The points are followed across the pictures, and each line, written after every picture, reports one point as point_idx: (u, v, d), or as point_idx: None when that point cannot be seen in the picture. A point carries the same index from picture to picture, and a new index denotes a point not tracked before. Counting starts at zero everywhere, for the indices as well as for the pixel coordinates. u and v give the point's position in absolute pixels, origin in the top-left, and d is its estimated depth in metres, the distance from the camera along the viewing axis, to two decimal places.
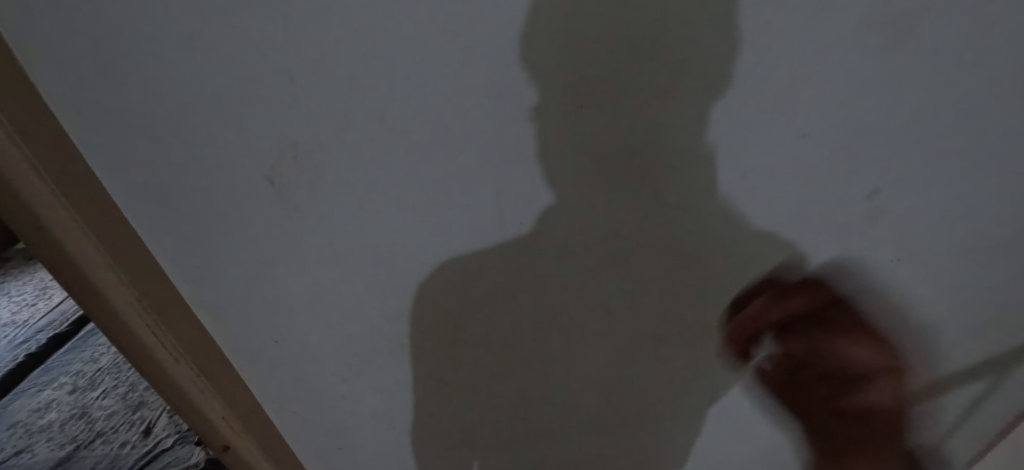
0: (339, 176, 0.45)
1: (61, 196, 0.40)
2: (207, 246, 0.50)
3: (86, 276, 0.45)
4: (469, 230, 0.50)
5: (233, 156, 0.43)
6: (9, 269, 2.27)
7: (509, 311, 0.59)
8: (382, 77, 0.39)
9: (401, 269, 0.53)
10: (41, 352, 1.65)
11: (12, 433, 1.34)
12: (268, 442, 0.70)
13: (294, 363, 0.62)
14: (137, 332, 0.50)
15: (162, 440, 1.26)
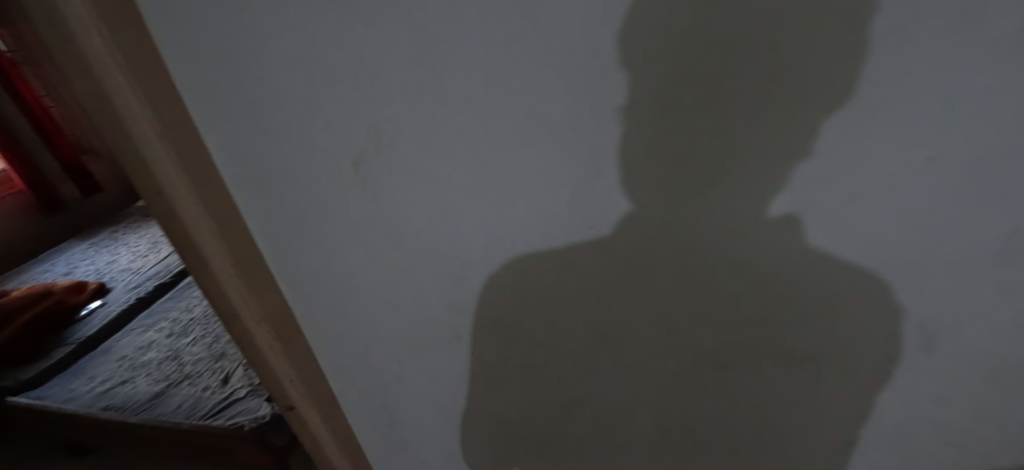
0: (415, 165, 0.47)
1: (181, 168, 0.48)
2: (292, 223, 0.55)
3: (193, 238, 0.52)
4: (537, 230, 0.49)
5: (322, 142, 0.47)
6: (130, 224, 2.67)
7: (567, 317, 0.57)
8: (461, 74, 0.40)
9: (465, 262, 0.53)
10: (148, 297, 1.92)
11: (121, 364, 1.56)
12: (326, 409, 0.75)
13: (355, 340, 0.65)
14: (229, 293, 0.57)
15: (237, 389, 1.39)
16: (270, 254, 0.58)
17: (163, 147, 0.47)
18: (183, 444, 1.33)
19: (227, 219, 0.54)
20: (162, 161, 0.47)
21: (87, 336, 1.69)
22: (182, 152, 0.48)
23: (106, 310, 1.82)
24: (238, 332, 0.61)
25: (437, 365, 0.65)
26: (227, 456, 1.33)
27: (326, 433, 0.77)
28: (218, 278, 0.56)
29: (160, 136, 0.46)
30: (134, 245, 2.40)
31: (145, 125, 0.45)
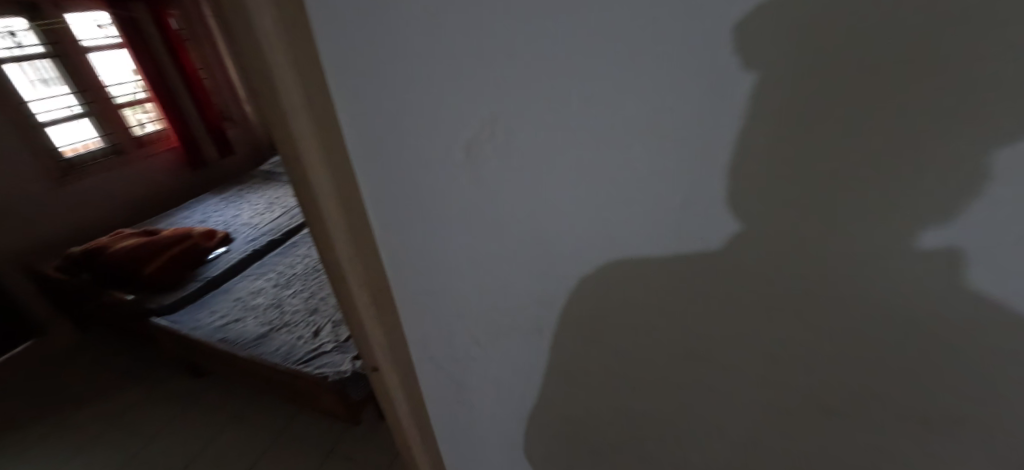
0: (526, 157, 0.47)
1: (319, 145, 0.55)
2: (400, 202, 0.59)
3: (318, 207, 0.59)
4: (643, 238, 0.47)
5: (438, 127, 0.49)
6: (254, 184, 3.07)
7: (657, 330, 0.54)
8: (588, 71, 0.40)
9: (563, 257, 0.53)
10: (262, 250, 2.19)
11: (237, 305, 1.81)
12: (406, 375, 0.80)
13: (440, 318, 0.69)
14: (341, 262, 0.63)
15: (326, 343, 1.54)
16: (378, 228, 0.63)
17: (307, 126, 0.53)
18: (278, 382, 1.51)
19: (348, 192, 0.59)
20: (306, 137, 0.53)
21: (213, 276, 1.98)
22: (322, 130, 0.54)
23: (230, 256, 2.12)
24: (343, 296, 0.68)
25: (515, 353, 0.67)
26: (311, 401, 1.49)
27: (403, 397, 0.83)
28: (334, 246, 0.62)
29: (307, 116, 0.52)
30: (255, 202, 2.76)
31: (296, 106, 0.51)
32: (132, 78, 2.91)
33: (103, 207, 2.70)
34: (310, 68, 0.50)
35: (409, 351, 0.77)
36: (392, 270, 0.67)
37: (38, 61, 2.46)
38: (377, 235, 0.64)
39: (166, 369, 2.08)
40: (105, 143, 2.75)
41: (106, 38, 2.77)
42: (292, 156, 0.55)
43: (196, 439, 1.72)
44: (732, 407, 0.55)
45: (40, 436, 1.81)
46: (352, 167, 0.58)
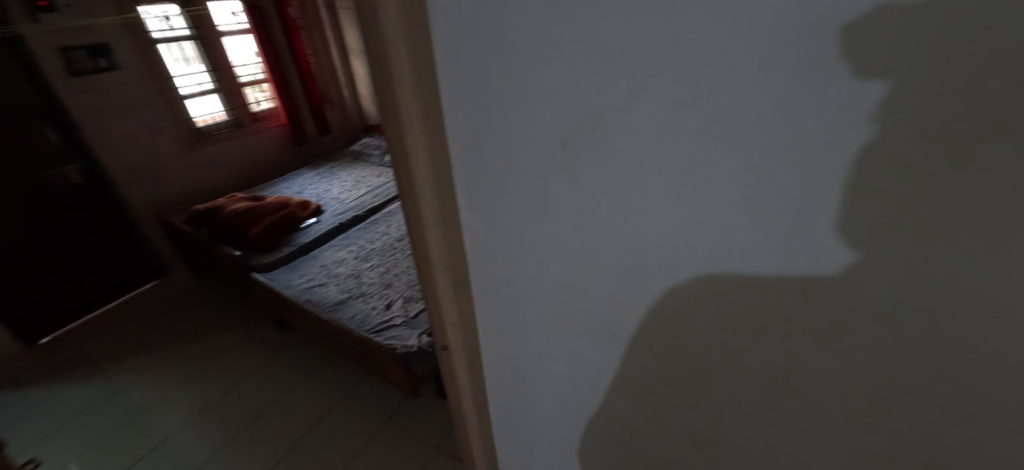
0: (623, 158, 0.45)
1: (420, 119, 0.59)
2: (487, 188, 0.59)
3: (413, 183, 0.63)
4: (744, 256, 0.42)
5: (536, 117, 0.49)
6: (344, 162, 3.35)
7: (741, 360, 0.49)
8: (704, 71, 0.36)
9: (648, 264, 0.50)
10: (346, 224, 2.39)
11: (322, 271, 1.99)
12: (471, 358, 0.82)
13: (511, 307, 0.70)
14: (426, 233, 0.67)
15: (396, 317, 1.64)
16: (463, 215, 0.65)
17: (412, 100, 0.57)
18: (351, 346, 1.64)
19: (441, 174, 0.62)
20: (409, 109, 0.58)
21: (305, 243, 2.20)
22: (424, 106, 0.58)
23: (320, 226, 2.36)
24: (424, 266, 0.72)
25: (584, 349, 0.66)
26: (378, 367, 1.60)
27: (466, 378, 0.86)
28: (422, 218, 0.66)
29: (412, 91, 0.57)
30: (343, 179, 3.00)
31: (404, 80, 0.56)
32: (254, 60, 3.06)
33: (221, 175, 2.96)
34: (420, 54, 0.53)
35: (475, 337, 0.79)
36: (470, 257, 0.69)
37: (181, 41, 2.66)
38: (462, 222, 0.65)
39: (258, 321, 2.34)
40: (228, 117, 2.95)
41: (236, 25, 2.93)
42: (395, 132, 0.60)
43: (277, 387, 1.92)
44: (819, 457, 0.49)
45: (161, 359, 2.15)
46: (446, 152, 0.60)
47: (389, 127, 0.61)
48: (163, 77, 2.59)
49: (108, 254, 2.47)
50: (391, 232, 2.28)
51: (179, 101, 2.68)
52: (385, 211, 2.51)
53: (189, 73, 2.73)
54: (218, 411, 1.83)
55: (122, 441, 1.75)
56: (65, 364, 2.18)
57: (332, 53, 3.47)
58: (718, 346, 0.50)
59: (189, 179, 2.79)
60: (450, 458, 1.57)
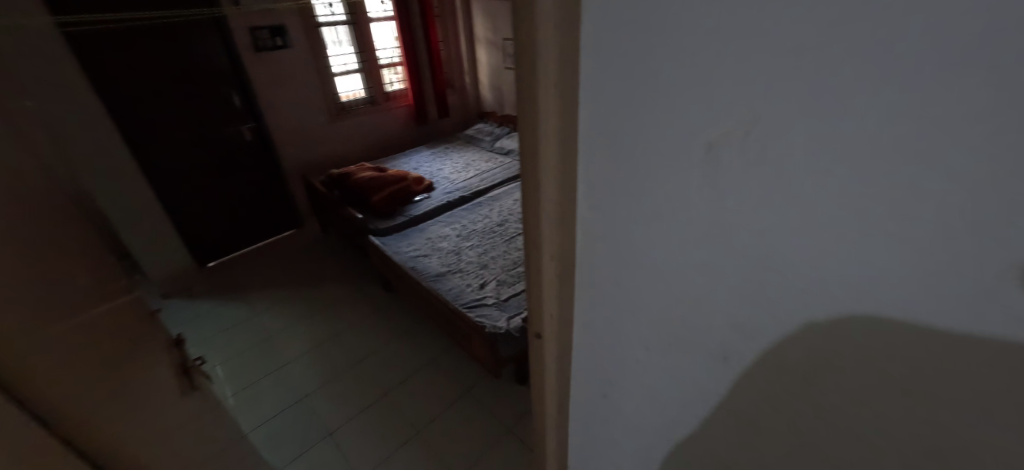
0: (804, 159, 0.33)
1: (559, 115, 0.49)
2: (611, 193, 0.51)
3: (539, 175, 0.54)
4: (965, 308, 0.30)
5: (694, 118, 0.39)
6: (458, 144, 3.58)
7: (909, 428, 0.37)
8: (991, 31, 0.23)
9: (800, 296, 0.39)
10: (453, 203, 2.57)
11: (427, 243, 2.17)
12: (562, 364, 0.75)
13: (615, 321, 0.63)
14: (542, 237, 0.60)
15: (489, 296, 1.75)
16: (579, 221, 0.57)
17: (556, 91, 0.48)
18: (445, 315, 1.79)
19: (568, 165, 0.53)
20: (549, 101, 0.49)
21: (417, 215, 2.41)
22: (565, 99, 0.48)
23: (431, 202, 2.56)
24: (534, 269, 0.66)
25: (694, 386, 0.56)
26: (466, 340, 1.73)
27: (554, 390, 0.81)
28: (540, 220, 0.59)
29: (557, 81, 0.47)
30: (456, 160, 3.20)
31: (550, 66, 0.46)
32: (392, 45, 3.29)
33: (353, 146, 3.33)
34: (570, 16, 0.43)
35: (572, 348, 0.73)
36: (580, 264, 0.62)
37: (338, 25, 2.99)
38: (577, 226, 0.58)
39: (365, 279, 2.62)
40: (365, 95, 3.30)
41: (382, 12, 3.15)
42: (529, 115, 0.51)
43: (376, 338, 2.15)
44: None
45: (290, 294, 2.54)
46: (574, 140, 0.51)
47: (522, 107, 0.52)
48: (321, 57, 2.96)
49: (262, 202, 2.95)
50: (492, 216, 2.40)
51: (331, 78, 3.06)
52: (489, 195, 2.64)
53: (340, 54, 3.07)
54: (327, 349, 2.11)
55: (252, 357, 2.10)
56: (220, 287, 2.66)
57: (460, 41, 3.65)
58: (866, 404, 0.39)
59: (327, 146, 3.19)
60: (518, 443, 1.62)
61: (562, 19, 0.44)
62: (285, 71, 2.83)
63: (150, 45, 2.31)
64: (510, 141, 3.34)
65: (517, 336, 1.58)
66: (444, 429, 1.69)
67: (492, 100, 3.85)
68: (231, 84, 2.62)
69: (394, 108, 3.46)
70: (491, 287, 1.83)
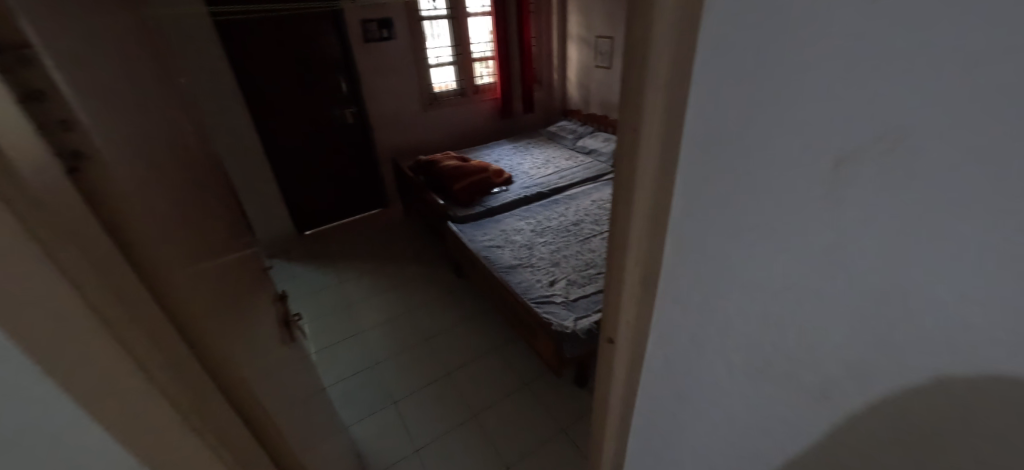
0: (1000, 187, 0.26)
1: (664, 115, 0.45)
2: (712, 207, 0.45)
3: (635, 176, 0.51)
4: None
5: (837, 128, 0.32)
6: (539, 140, 3.61)
7: None
8: None
9: (959, 352, 0.31)
10: (530, 198, 2.60)
11: (501, 234, 2.23)
12: (630, 384, 0.70)
13: (696, 345, 0.56)
14: (628, 244, 0.56)
15: (557, 294, 1.76)
16: (668, 236, 0.51)
17: (663, 88, 0.44)
18: (512, 307, 1.83)
19: (668, 173, 0.47)
20: (655, 100, 0.45)
21: (494, 206, 2.48)
22: (673, 98, 0.43)
23: (509, 195, 2.61)
24: (616, 276, 0.62)
25: (788, 430, 0.49)
26: (532, 334, 1.76)
27: (617, 407, 0.76)
28: (630, 224, 0.55)
29: (666, 77, 0.43)
30: (535, 156, 3.22)
31: (661, 60, 0.42)
32: (486, 39, 3.38)
33: (439, 135, 3.50)
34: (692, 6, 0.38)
35: (642, 370, 0.67)
36: (663, 283, 0.56)
37: (439, 19, 3.14)
38: (667, 241, 0.52)
39: (438, 263, 2.75)
40: (457, 87, 3.45)
41: (480, 7, 3.24)
42: (633, 113, 0.48)
43: (444, 319, 2.25)
44: None
45: (371, 268, 2.75)
46: (679, 145, 0.45)
47: (627, 104, 0.49)
48: (421, 49, 3.15)
49: (355, 181, 3.22)
50: (568, 215, 2.39)
51: (428, 69, 3.24)
52: (566, 194, 2.63)
53: (438, 47, 3.23)
54: (398, 323, 2.25)
55: (333, 321, 2.30)
56: (312, 255, 2.95)
57: (552, 38, 3.65)
58: None
59: (417, 133, 3.38)
60: (570, 445, 1.60)
61: (682, 10, 0.39)
62: (387, 62, 3.03)
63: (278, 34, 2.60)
64: (592, 141, 3.28)
65: (582, 339, 1.56)
66: (498, 416, 1.72)
67: (577, 98, 3.80)
68: (339, 70, 2.86)
69: (481, 101, 3.57)
70: (559, 286, 1.83)
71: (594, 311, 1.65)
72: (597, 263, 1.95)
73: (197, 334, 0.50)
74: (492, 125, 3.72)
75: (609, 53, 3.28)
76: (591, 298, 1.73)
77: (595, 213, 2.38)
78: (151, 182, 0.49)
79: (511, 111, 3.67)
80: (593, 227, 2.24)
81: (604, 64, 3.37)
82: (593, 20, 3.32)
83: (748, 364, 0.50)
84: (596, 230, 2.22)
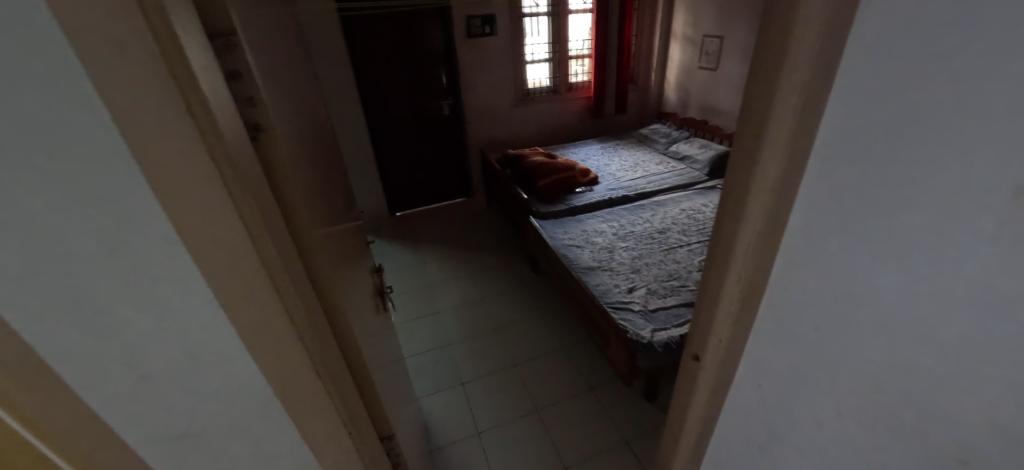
0: None
1: (795, 123, 0.42)
2: (848, 225, 0.41)
3: (750, 187, 0.48)
4: None
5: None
6: (629, 142, 3.50)
7: None
8: None
9: None
10: (614, 201, 2.53)
11: (582, 235, 2.21)
12: (710, 409, 0.66)
13: (803, 374, 0.51)
14: (733, 258, 0.53)
15: (635, 302, 1.70)
16: (780, 251, 0.48)
17: (797, 95, 0.41)
18: (588, 308, 1.81)
19: (788, 186, 0.44)
20: (787, 106, 0.42)
21: (577, 205, 2.46)
22: (808, 106, 0.40)
23: (593, 195, 2.57)
24: (712, 289, 0.59)
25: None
26: (605, 338, 1.72)
27: (694, 429, 0.71)
28: (737, 236, 0.52)
29: (804, 83, 0.40)
30: (623, 159, 3.13)
31: (799, 66, 0.40)
32: (584, 37, 3.34)
33: (528, 131, 3.55)
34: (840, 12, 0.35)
35: (727, 394, 0.62)
36: (768, 303, 0.52)
37: (539, 17, 3.16)
38: (778, 259, 0.48)
39: (514, 256, 2.80)
40: (550, 84, 3.47)
41: (582, 4, 3.21)
42: (757, 121, 0.46)
43: (517, 311, 2.30)
44: None
45: (451, 253, 2.89)
46: (806, 158, 0.42)
47: (750, 112, 0.47)
48: (519, 46, 3.20)
49: (444, 169, 3.39)
50: (653, 222, 2.29)
51: (523, 65, 3.30)
52: (654, 200, 2.52)
53: (536, 44, 3.26)
54: (472, 309, 2.34)
55: (413, 298, 2.46)
56: (400, 235, 3.18)
57: (654, 37, 3.50)
58: None
59: (507, 128, 3.46)
60: (632, 458, 1.55)
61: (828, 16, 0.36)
62: (486, 57, 3.14)
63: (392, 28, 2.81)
64: (687, 146, 3.09)
65: (659, 352, 1.50)
66: (561, 415, 1.72)
67: (675, 100, 3.61)
68: (441, 64, 3.03)
69: (573, 99, 3.55)
70: (639, 293, 1.77)
71: (674, 325, 1.57)
72: (682, 276, 1.85)
73: (324, 287, 0.57)
74: (580, 125, 3.69)
75: (716, 53, 3.06)
76: (671, 311, 1.64)
77: (683, 223, 2.25)
78: (301, 156, 0.57)
79: (602, 111, 3.60)
80: (680, 237, 2.12)
81: (709, 65, 3.15)
82: (702, 18, 3.12)
83: (875, 402, 0.45)
84: (682, 240, 2.10)
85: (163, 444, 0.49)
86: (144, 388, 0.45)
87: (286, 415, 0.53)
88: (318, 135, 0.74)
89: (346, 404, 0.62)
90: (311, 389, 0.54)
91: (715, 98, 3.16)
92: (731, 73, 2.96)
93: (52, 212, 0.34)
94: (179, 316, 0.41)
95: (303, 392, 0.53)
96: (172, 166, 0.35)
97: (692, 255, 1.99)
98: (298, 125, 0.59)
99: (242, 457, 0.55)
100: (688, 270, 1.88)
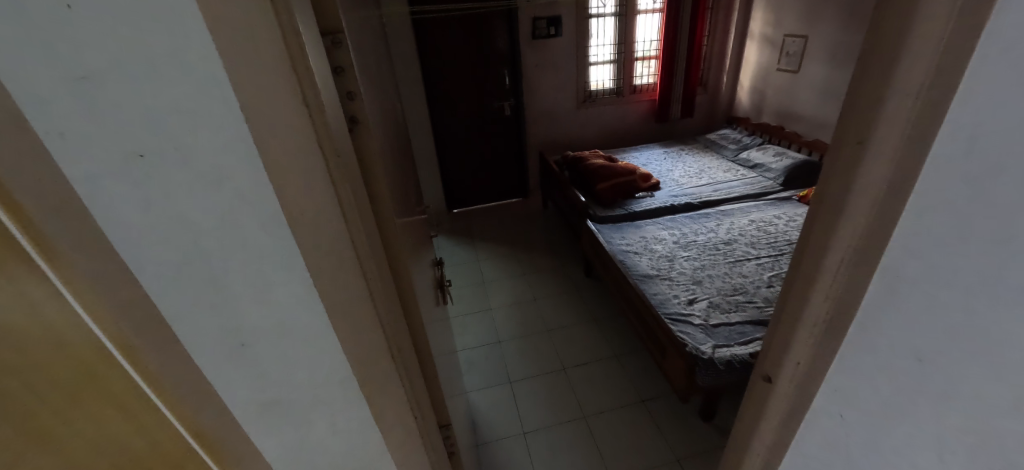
0: None
1: (908, 127, 0.36)
2: (979, 241, 0.36)
3: (846, 201, 0.43)
4: None
5: None
6: (695, 147, 3.36)
7: None
8: None
9: None
10: (676, 209, 2.43)
11: (641, 241, 2.14)
12: (780, 439, 0.60)
13: (901, 407, 0.46)
14: (818, 278, 0.47)
15: (695, 315, 1.62)
16: (878, 272, 0.42)
17: (912, 99, 0.36)
18: (644, 316, 1.75)
19: (893, 199, 0.39)
20: (898, 113, 0.37)
21: (637, 211, 2.39)
22: (926, 109, 0.35)
23: (653, 201, 2.49)
24: (788, 314, 0.53)
25: None
26: (661, 351, 1.66)
27: (759, 455, 0.65)
28: (824, 251, 0.46)
29: (925, 83, 0.35)
30: (688, 165, 2.98)
31: (918, 65, 0.34)
32: (652, 37, 3.22)
33: (587, 133, 3.50)
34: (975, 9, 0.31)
35: (801, 421, 0.56)
36: (860, 330, 0.46)
37: (605, 17, 3.08)
38: (875, 279, 0.43)
39: (568, 258, 2.79)
40: (613, 85, 3.39)
41: (651, 4, 3.08)
42: (857, 132, 0.41)
43: (570, 314, 2.28)
44: None
45: (503, 253, 2.91)
46: (917, 167, 0.37)
47: (849, 122, 0.42)
48: (583, 46, 3.16)
49: (503, 169, 3.43)
50: (718, 232, 2.17)
51: (587, 66, 3.26)
52: (721, 209, 2.39)
53: (600, 45, 3.19)
54: (525, 308, 2.36)
55: (467, 294, 2.52)
56: (457, 232, 3.27)
57: (729, 35, 3.32)
58: None
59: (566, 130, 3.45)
60: None
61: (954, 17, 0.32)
62: (549, 58, 3.15)
63: (458, 32, 2.89)
64: (760, 153, 2.88)
65: (719, 369, 1.42)
66: (609, 424, 1.68)
67: (749, 104, 3.38)
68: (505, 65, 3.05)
69: (636, 101, 3.45)
70: (700, 305, 1.68)
71: (737, 343, 1.47)
72: (748, 291, 1.73)
73: (398, 273, 0.59)
74: (642, 128, 3.58)
75: (799, 53, 2.82)
76: (735, 328, 1.54)
77: (753, 234, 2.11)
78: (383, 149, 0.60)
79: (667, 115, 3.46)
80: (747, 250, 1.99)
81: (790, 67, 2.91)
82: (786, 16, 2.88)
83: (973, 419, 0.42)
84: (750, 253, 1.97)
85: (251, 405, 0.54)
86: (239, 353, 0.50)
87: (357, 390, 0.56)
88: (396, 127, 0.77)
89: (411, 384, 0.64)
90: (379, 370, 0.56)
91: (795, 102, 2.92)
92: (814, 76, 2.73)
93: (173, 192, 0.38)
94: (280, 289, 0.45)
95: (372, 374, 0.55)
96: (284, 151, 0.38)
97: (761, 269, 1.86)
98: (381, 120, 0.62)
99: (315, 427, 0.59)
100: (756, 285, 1.76)
